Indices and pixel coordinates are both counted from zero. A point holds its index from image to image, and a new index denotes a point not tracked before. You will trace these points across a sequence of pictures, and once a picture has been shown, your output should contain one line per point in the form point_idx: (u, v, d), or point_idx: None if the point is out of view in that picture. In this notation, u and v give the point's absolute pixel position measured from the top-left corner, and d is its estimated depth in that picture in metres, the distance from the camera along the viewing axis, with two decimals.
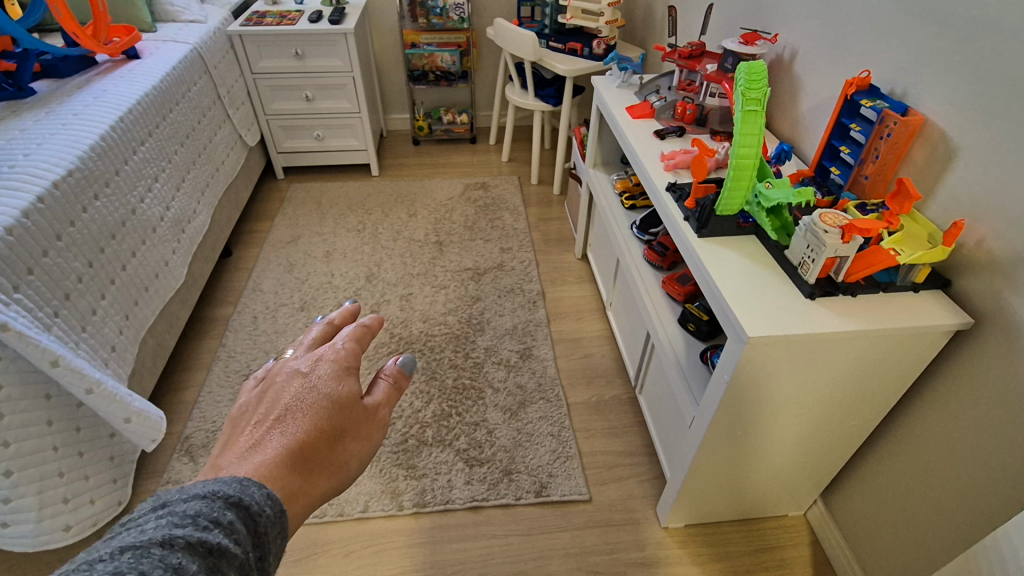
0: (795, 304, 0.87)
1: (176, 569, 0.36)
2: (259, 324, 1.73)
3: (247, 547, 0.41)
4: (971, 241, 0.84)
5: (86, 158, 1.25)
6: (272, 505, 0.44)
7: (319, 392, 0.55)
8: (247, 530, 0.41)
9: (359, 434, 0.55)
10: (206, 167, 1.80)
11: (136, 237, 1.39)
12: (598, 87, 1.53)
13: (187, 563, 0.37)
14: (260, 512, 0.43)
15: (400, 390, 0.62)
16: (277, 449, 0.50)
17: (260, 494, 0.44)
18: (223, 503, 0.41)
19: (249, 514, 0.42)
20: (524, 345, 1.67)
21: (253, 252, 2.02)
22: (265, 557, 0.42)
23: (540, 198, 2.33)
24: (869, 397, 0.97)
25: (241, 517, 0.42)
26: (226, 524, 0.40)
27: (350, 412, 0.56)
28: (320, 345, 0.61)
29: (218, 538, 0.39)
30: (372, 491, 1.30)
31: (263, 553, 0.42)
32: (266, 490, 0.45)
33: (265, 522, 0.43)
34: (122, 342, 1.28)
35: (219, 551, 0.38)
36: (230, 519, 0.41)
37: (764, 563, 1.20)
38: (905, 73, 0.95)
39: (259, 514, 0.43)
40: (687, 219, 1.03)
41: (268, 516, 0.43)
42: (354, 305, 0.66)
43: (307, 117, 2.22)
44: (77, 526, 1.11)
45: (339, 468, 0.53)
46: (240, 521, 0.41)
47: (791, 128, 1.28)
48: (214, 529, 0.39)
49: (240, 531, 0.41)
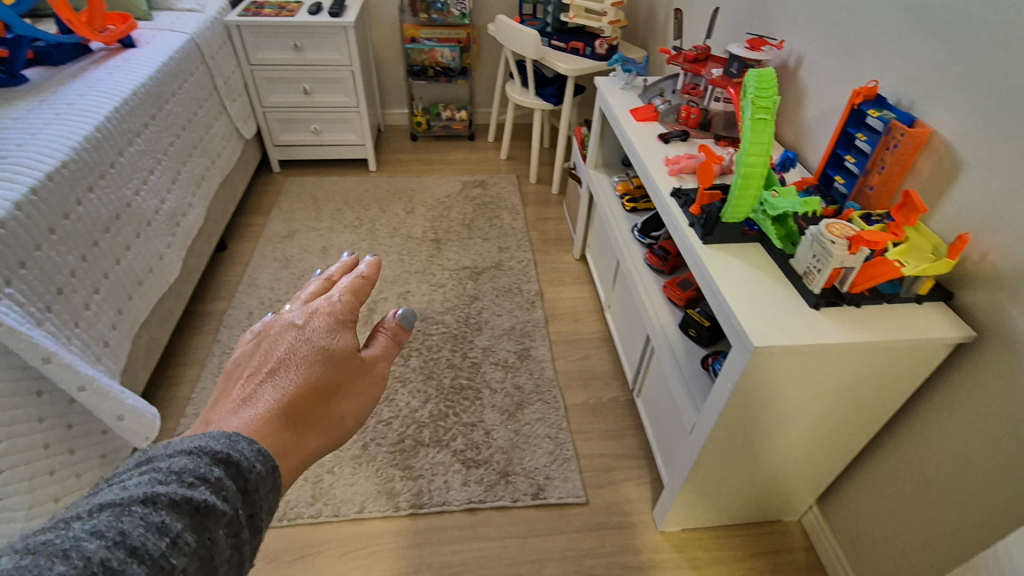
0: (800, 314, 0.87)
1: (158, 529, 0.36)
2: (255, 320, 1.71)
3: (235, 503, 0.40)
4: (975, 254, 0.85)
5: (80, 149, 1.22)
6: (263, 460, 0.43)
7: (313, 345, 0.53)
8: (237, 486, 0.41)
9: (356, 388, 0.53)
10: (202, 159, 1.77)
11: (131, 230, 1.36)
12: (601, 88, 1.52)
13: (171, 522, 0.36)
14: (251, 470, 0.42)
15: (400, 343, 0.59)
16: (270, 403, 0.48)
17: (252, 449, 0.43)
18: (210, 459, 0.40)
19: (237, 471, 0.41)
20: (522, 345, 1.67)
21: (249, 246, 2.00)
22: (255, 512, 0.41)
23: (539, 197, 2.32)
24: (870, 407, 0.97)
25: (229, 474, 0.40)
26: (214, 481, 0.39)
27: (345, 366, 0.53)
28: (316, 300, 0.58)
29: (205, 496, 0.38)
30: (369, 491, 1.29)
31: (253, 508, 0.41)
32: (257, 446, 0.44)
33: (257, 478, 0.42)
34: (116, 338, 1.26)
35: (206, 509, 0.38)
36: (217, 476, 0.40)
37: (760, 568, 1.21)
38: (911, 84, 0.95)
39: (250, 472, 0.42)
40: (692, 225, 1.03)
41: (258, 472, 0.42)
42: (354, 258, 0.64)
43: (305, 110, 2.19)
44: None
45: (336, 422, 0.51)
46: (230, 477, 0.40)
47: (795, 135, 1.28)
48: (200, 486, 0.38)
49: (228, 487, 0.40)
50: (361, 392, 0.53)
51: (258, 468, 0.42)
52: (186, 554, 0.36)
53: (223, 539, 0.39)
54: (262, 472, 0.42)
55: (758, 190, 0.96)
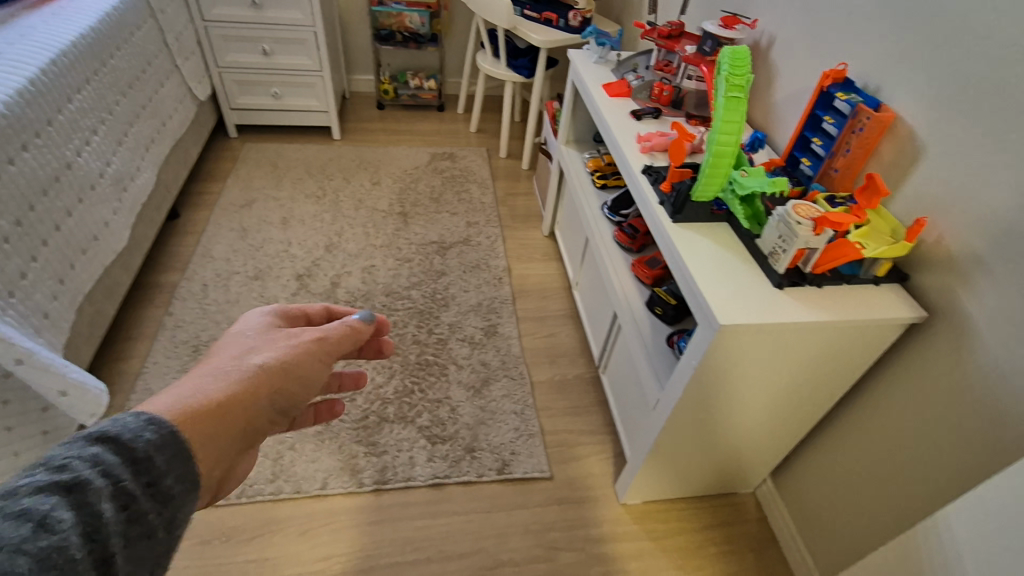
0: (764, 294, 0.88)
1: (21, 515, 0.31)
2: (210, 292, 1.64)
3: (124, 476, 0.36)
4: (932, 238, 0.87)
5: (12, 104, 1.12)
6: (157, 429, 0.40)
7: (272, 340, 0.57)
8: (120, 459, 0.37)
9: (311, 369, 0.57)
10: (152, 120, 1.66)
11: (72, 194, 1.27)
12: (575, 61, 1.49)
13: (38, 504, 0.32)
14: (136, 441, 0.38)
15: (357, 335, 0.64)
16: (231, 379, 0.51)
17: (139, 420, 0.39)
18: (84, 439, 0.36)
19: (120, 443, 0.37)
20: (489, 322, 1.66)
21: (203, 215, 1.90)
22: (154, 481, 0.38)
23: (508, 172, 2.29)
24: (825, 384, 1.00)
25: (111, 449, 0.37)
26: (90, 458, 0.35)
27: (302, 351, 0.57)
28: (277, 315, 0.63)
29: (77, 473, 0.34)
30: (330, 468, 1.27)
31: (151, 477, 0.37)
32: (155, 417, 0.41)
33: (145, 448, 0.38)
34: (57, 309, 1.18)
35: (82, 486, 0.34)
36: (95, 452, 0.36)
37: (716, 539, 1.25)
38: (879, 68, 0.96)
39: (135, 442, 0.38)
40: (662, 203, 1.03)
41: (150, 439, 0.39)
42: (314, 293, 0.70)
43: (264, 72, 2.08)
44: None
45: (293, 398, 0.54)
46: (111, 452, 0.37)
47: (765, 117, 1.28)
48: (72, 466, 0.34)
49: (112, 461, 0.36)
50: (319, 366, 0.59)
51: (145, 438, 0.38)
52: (62, 533, 0.32)
53: (113, 513, 0.35)
54: (151, 441, 0.39)
55: (729, 169, 0.97)
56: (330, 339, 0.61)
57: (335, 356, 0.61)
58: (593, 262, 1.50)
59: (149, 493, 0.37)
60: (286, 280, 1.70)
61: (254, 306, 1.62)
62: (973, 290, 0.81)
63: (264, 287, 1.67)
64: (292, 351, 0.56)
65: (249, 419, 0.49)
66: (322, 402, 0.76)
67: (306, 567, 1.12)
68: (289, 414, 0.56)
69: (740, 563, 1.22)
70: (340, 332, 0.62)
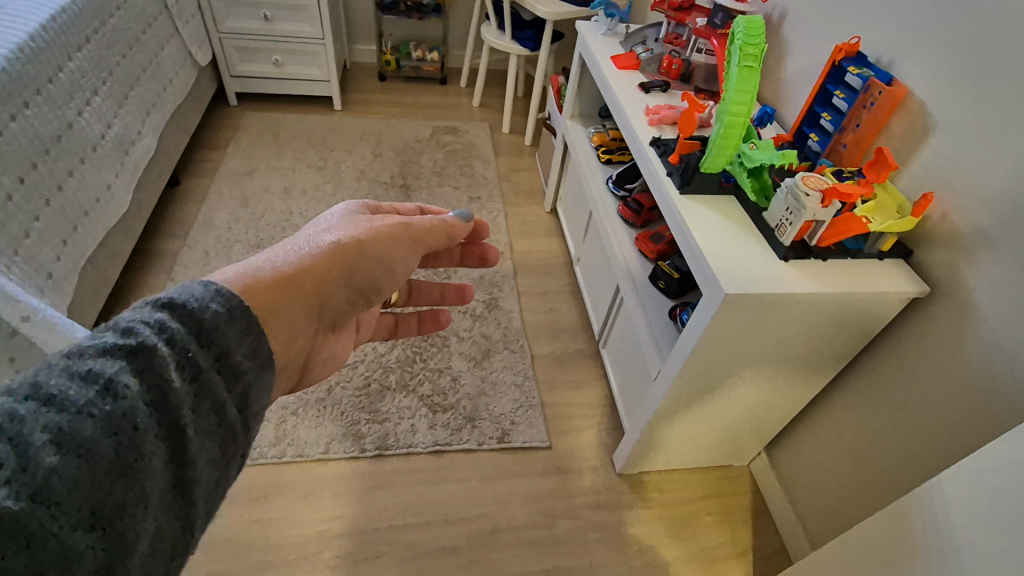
0: (769, 265, 0.89)
1: (85, 377, 0.31)
2: (212, 260, 1.63)
3: (190, 345, 0.36)
4: (937, 214, 0.88)
5: (12, 60, 1.10)
6: (224, 300, 0.39)
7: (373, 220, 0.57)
8: (187, 328, 0.36)
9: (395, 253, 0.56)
10: (152, 84, 1.64)
11: (74, 155, 1.26)
12: (583, 33, 1.48)
13: (103, 368, 0.32)
14: (204, 310, 0.37)
15: (450, 232, 0.63)
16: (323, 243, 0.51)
17: (207, 290, 0.38)
18: (153, 307, 0.36)
19: (186, 312, 0.36)
20: (491, 295, 1.66)
21: (204, 183, 1.89)
22: (221, 351, 0.37)
23: (511, 148, 2.27)
24: (825, 357, 1.02)
25: (177, 317, 0.36)
26: (158, 324, 0.35)
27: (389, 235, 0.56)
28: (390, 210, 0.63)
29: (143, 338, 0.34)
30: (333, 433, 1.29)
31: (218, 349, 0.37)
32: (223, 287, 0.40)
33: (213, 318, 0.37)
34: (60, 270, 1.18)
35: (146, 352, 0.34)
36: (161, 319, 0.35)
37: (710, 509, 1.28)
38: (892, 43, 0.96)
39: (202, 311, 0.37)
40: (670, 175, 1.03)
41: (215, 311, 0.37)
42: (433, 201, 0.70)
43: (265, 39, 2.05)
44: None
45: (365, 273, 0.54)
46: (178, 320, 0.36)
47: (774, 93, 1.28)
48: (139, 330, 0.34)
49: (176, 330, 0.35)
50: (403, 254, 0.57)
51: (213, 308, 0.37)
52: (125, 400, 0.32)
53: (179, 380, 0.35)
54: (218, 312, 0.38)
55: (738, 142, 0.97)
56: (420, 229, 0.59)
57: (422, 247, 0.60)
58: (596, 238, 1.51)
59: (218, 365, 0.37)
60: None
61: None
62: (976, 265, 0.83)
63: None
64: (377, 234, 0.55)
65: (320, 289, 0.50)
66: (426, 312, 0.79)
67: (309, 528, 1.14)
68: (370, 296, 0.57)
69: (732, 532, 1.25)
70: (429, 225, 0.61)
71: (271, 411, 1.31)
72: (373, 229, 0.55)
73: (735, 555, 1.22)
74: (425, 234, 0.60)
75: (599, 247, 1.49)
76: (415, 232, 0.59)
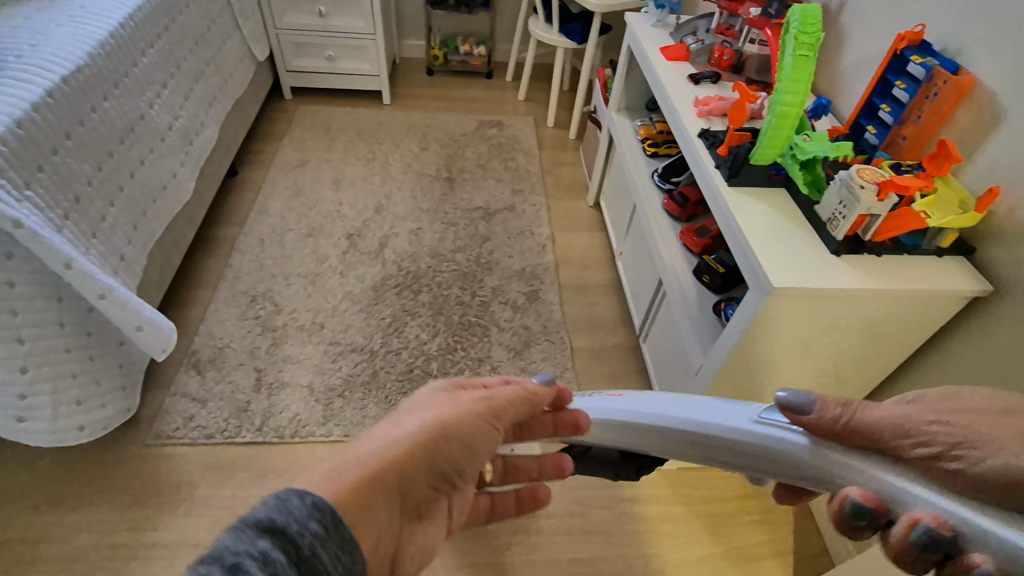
0: (820, 259, 0.87)
1: None
2: (266, 247, 1.71)
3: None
4: (1003, 210, 0.84)
5: (94, 55, 1.19)
6: (320, 516, 0.36)
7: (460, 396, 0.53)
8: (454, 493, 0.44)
9: (483, 434, 0.51)
10: (215, 78, 1.73)
11: (145, 145, 1.34)
12: (632, 24, 1.46)
13: None
14: (303, 536, 0.35)
15: (538, 397, 0.58)
16: (411, 429, 0.47)
17: (304, 507, 0.36)
18: (253, 532, 0.34)
19: (287, 539, 0.34)
20: (532, 287, 1.68)
21: (260, 174, 1.97)
22: None
23: (555, 142, 2.28)
24: (877, 356, 0.99)
25: (279, 545, 0.34)
26: (262, 556, 0.33)
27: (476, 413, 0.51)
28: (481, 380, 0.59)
29: None
30: (377, 416, 1.33)
31: None
32: (313, 500, 0.37)
33: (312, 544, 0.35)
34: (131, 252, 1.27)
35: None
36: (263, 550, 0.33)
37: (750, 508, 1.26)
38: (960, 30, 0.92)
39: (302, 538, 0.35)
40: (718, 166, 1.02)
41: (314, 533, 0.35)
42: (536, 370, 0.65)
43: (320, 35, 2.12)
44: (89, 428, 1.13)
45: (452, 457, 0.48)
46: (279, 549, 0.33)
47: (829, 84, 1.24)
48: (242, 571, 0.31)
49: (278, 561, 0.33)
50: (487, 430, 0.52)
51: (312, 532, 0.35)
52: None
53: None
54: (317, 532, 0.36)
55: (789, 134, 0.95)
56: (508, 399, 0.55)
57: (507, 418, 0.55)
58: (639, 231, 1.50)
59: None
60: (337, 239, 1.76)
61: (307, 261, 1.69)
62: None
63: (316, 245, 1.73)
64: (460, 409, 0.51)
65: (404, 484, 0.44)
66: (525, 490, 0.69)
67: None
68: (454, 484, 0.50)
69: (773, 533, 1.23)
70: (513, 392, 0.56)
71: (318, 391, 1.36)
72: (458, 405, 0.51)
73: (775, 556, 1.19)
74: (510, 399, 0.55)
75: (642, 241, 1.48)
76: (503, 402, 0.54)
